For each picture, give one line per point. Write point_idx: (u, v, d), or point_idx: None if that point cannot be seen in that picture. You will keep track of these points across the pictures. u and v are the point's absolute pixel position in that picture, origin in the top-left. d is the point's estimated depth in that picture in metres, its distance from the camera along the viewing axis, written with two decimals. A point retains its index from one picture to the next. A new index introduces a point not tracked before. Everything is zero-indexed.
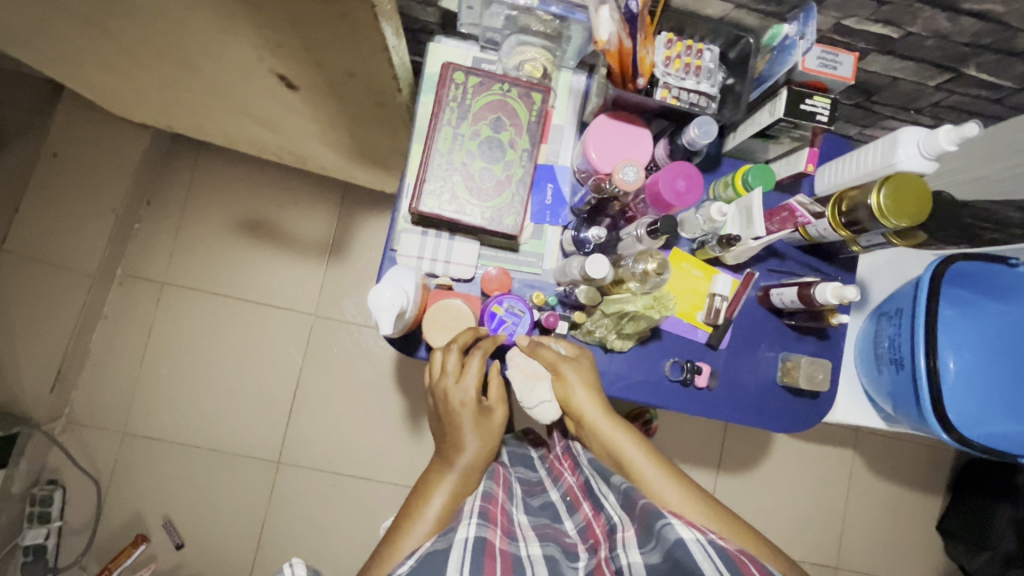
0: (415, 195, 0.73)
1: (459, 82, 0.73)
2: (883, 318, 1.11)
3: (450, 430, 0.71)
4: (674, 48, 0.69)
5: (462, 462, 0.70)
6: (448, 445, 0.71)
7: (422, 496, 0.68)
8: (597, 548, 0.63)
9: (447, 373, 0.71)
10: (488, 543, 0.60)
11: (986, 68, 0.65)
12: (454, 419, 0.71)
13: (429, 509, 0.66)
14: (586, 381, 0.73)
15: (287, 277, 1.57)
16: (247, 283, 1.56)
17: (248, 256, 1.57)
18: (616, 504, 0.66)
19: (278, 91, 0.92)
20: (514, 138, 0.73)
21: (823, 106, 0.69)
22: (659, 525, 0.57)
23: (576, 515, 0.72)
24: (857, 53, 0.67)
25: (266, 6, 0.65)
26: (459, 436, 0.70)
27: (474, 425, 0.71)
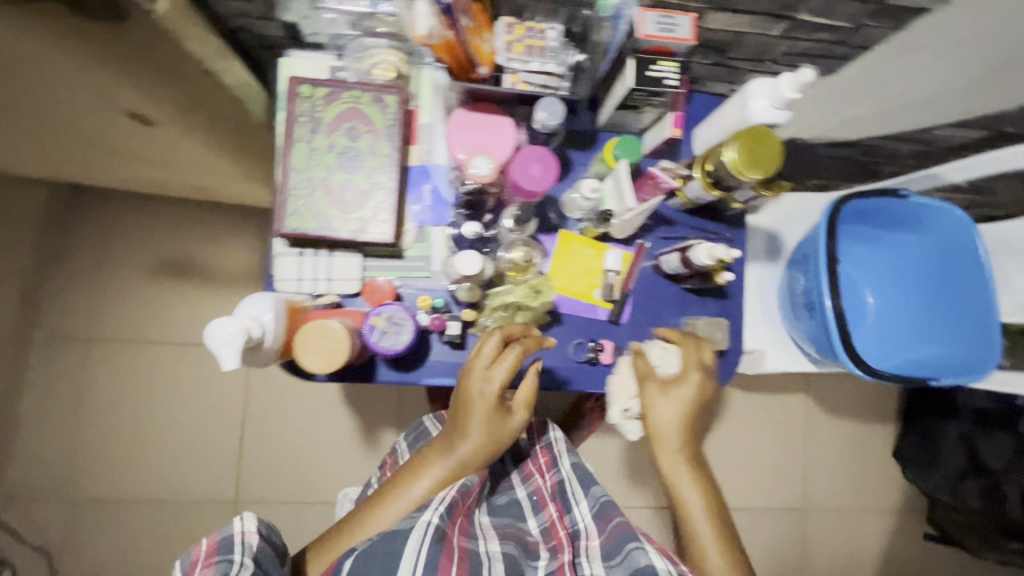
0: (278, 218, 0.70)
1: (307, 96, 0.71)
2: (795, 266, 1.13)
3: (462, 414, 0.71)
4: (514, 31, 0.67)
5: (460, 454, 0.71)
6: (455, 430, 0.72)
7: (413, 468, 0.72)
8: (559, 552, 0.72)
9: (479, 365, 0.70)
10: (448, 536, 0.63)
11: (816, 12, 0.66)
12: (467, 410, 0.70)
13: (415, 487, 0.71)
14: (676, 404, 0.77)
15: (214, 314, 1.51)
16: (173, 325, 1.50)
17: (170, 298, 1.50)
18: (586, 511, 0.77)
19: (138, 129, 0.88)
20: (372, 145, 0.71)
21: (672, 71, 0.69)
22: (631, 547, 0.67)
23: (540, 515, 0.80)
24: (693, 13, 0.66)
25: (71, 48, 0.61)
26: (467, 429, 0.70)
27: (486, 422, 0.70)
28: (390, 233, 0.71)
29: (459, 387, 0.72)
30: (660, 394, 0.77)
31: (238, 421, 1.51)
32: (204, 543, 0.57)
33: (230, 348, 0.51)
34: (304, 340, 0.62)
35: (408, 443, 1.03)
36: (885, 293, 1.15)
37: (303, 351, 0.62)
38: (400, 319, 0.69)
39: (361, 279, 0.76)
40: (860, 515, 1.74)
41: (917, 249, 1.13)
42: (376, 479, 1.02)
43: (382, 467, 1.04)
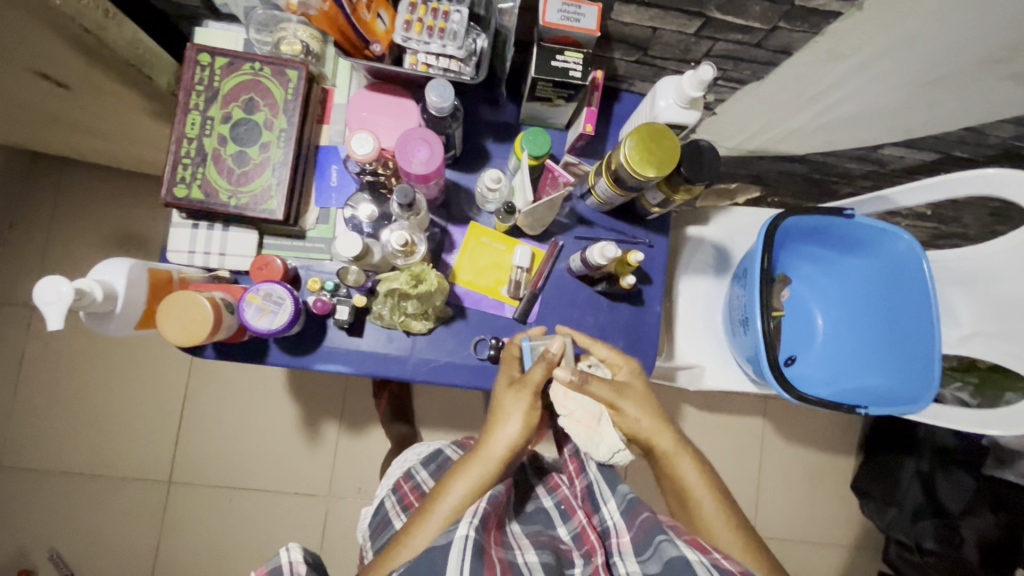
0: (166, 185, 0.68)
1: (205, 65, 0.69)
2: (735, 280, 1.09)
3: (492, 413, 0.71)
4: (416, 10, 0.64)
5: (488, 446, 0.69)
6: (485, 429, 0.71)
7: (446, 480, 0.70)
8: (593, 554, 0.65)
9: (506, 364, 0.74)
10: (486, 549, 0.59)
11: (725, 10, 0.64)
12: (493, 406, 0.72)
13: (449, 495, 0.68)
14: (644, 409, 0.73)
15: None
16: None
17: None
18: (615, 510, 0.70)
19: (62, 93, 0.87)
20: (270, 119, 0.70)
21: (576, 61, 0.67)
22: (659, 539, 0.62)
23: (569, 522, 0.73)
24: (599, 4, 0.64)
25: None
26: (497, 420, 0.70)
27: (512, 410, 0.70)
28: (280, 210, 0.69)
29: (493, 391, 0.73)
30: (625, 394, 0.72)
31: (178, 400, 1.50)
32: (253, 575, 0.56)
33: (56, 307, 0.50)
34: (166, 308, 0.60)
35: (431, 474, 0.90)
36: (836, 318, 1.14)
37: (163, 320, 0.60)
38: (277, 297, 0.67)
39: (255, 255, 0.74)
40: (815, 547, 1.69)
41: (870, 274, 1.09)
42: (402, 513, 0.87)
43: (401, 499, 0.89)
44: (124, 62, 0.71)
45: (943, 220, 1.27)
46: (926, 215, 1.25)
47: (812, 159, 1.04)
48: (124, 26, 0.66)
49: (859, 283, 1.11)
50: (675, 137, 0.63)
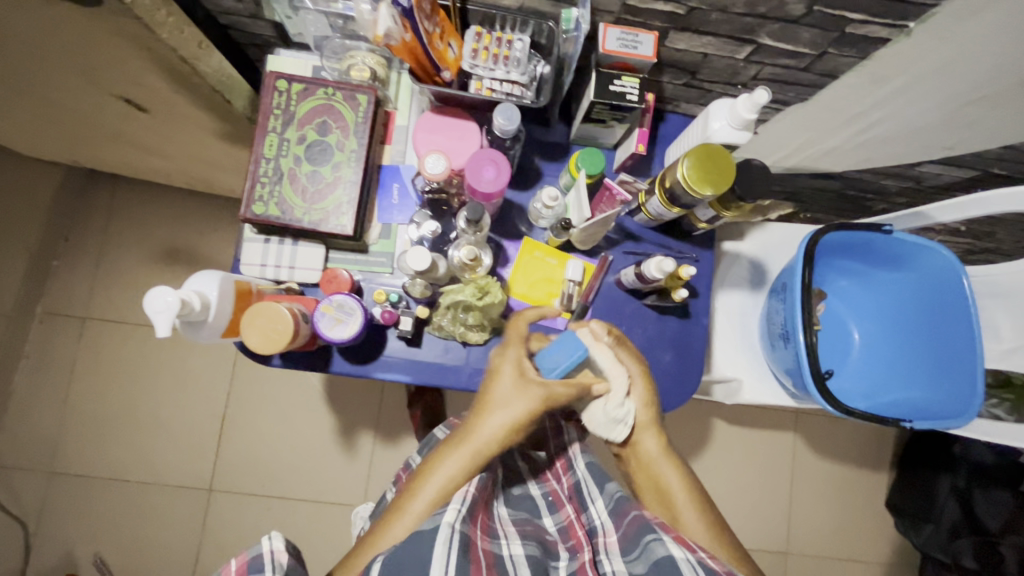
0: (244, 202, 0.73)
1: (282, 90, 0.74)
2: (773, 295, 1.11)
3: (486, 399, 0.69)
4: (482, 40, 0.69)
5: (475, 433, 0.67)
6: (471, 412, 0.69)
7: (428, 465, 0.68)
8: (579, 551, 0.70)
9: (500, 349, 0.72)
10: (472, 543, 0.62)
11: (776, 37, 0.67)
12: (487, 390, 0.69)
13: (432, 481, 0.66)
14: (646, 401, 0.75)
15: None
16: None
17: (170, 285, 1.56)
18: (603, 509, 0.74)
19: (138, 117, 0.93)
20: (341, 140, 0.74)
21: (632, 86, 0.71)
22: (649, 540, 0.64)
23: (557, 514, 0.78)
24: (655, 32, 0.68)
25: (62, 41, 0.65)
26: (490, 408, 0.68)
27: (502, 398, 0.68)
28: (350, 226, 0.73)
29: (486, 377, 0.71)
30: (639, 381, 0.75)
31: (220, 409, 1.54)
32: (234, 563, 0.55)
33: (164, 316, 0.54)
34: (250, 317, 0.64)
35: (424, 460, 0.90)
36: (872, 329, 1.14)
37: (248, 328, 0.64)
38: (349, 308, 0.71)
39: (322, 269, 0.78)
40: (848, 565, 1.66)
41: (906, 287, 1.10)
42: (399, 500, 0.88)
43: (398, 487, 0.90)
44: (206, 90, 0.75)
45: (977, 236, 1.28)
46: (960, 231, 1.26)
47: (849, 176, 1.06)
48: (210, 58, 0.71)
49: (895, 295, 1.12)
50: (731, 155, 0.66)
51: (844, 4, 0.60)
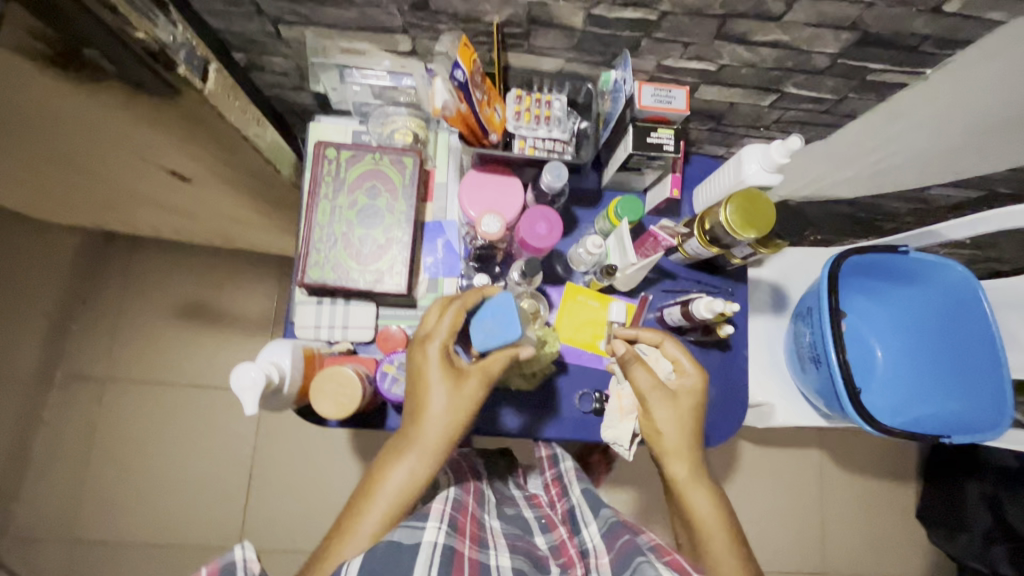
0: (301, 268, 0.75)
1: (332, 158, 0.77)
2: (799, 319, 1.14)
3: (415, 392, 0.67)
4: (523, 102, 0.74)
5: (420, 442, 0.65)
6: (410, 417, 0.67)
7: (373, 478, 0.65)
8: (569, 567, 0.67)
9: (421, 339, 0.68)
10: (454, 553, 0.61)
11: (800, 86, 0.71)
12: (422, 391, 0.66)
13: (378, 500, 0.63)
14: (672, 420, 0.72)
15: (237, 357, 1.57)
16: (195, 368, 1.55)
17: (194, 342, 1.57)
18: (596, 533, 0.72)
19: (179, 184, 0.95)
20: (390, 203, 0.77)
21: (669, 137, 0.73)
22: (637, 561, 0.60)
23: (548, 534, 0.77)
24: (687, 86, 0.72)
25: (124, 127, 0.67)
26: (419, 405, 0.66)
27: (442, 392, 0.66)
28: (405, 284, 0.76)
29: (411, 363, 0.69)
30: (664, 397, 0.72)
31: (246, 464, 1.52)
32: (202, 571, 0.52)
33: (252, 392, 0.55)
34: (319, 383, 0.65)
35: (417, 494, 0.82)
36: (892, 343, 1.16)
37: (318, 397, 0.65)
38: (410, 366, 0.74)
39: (375, 327, 0.80)
40: None
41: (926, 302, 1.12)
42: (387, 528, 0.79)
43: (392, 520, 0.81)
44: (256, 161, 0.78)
45: (983, 247, 1.32)
46: (966, 244, 1.30)
47: (860, 200, 1.11)
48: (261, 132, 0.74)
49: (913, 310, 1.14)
50: (768, 197, 0.70)
51: (865, 57, 0.64)
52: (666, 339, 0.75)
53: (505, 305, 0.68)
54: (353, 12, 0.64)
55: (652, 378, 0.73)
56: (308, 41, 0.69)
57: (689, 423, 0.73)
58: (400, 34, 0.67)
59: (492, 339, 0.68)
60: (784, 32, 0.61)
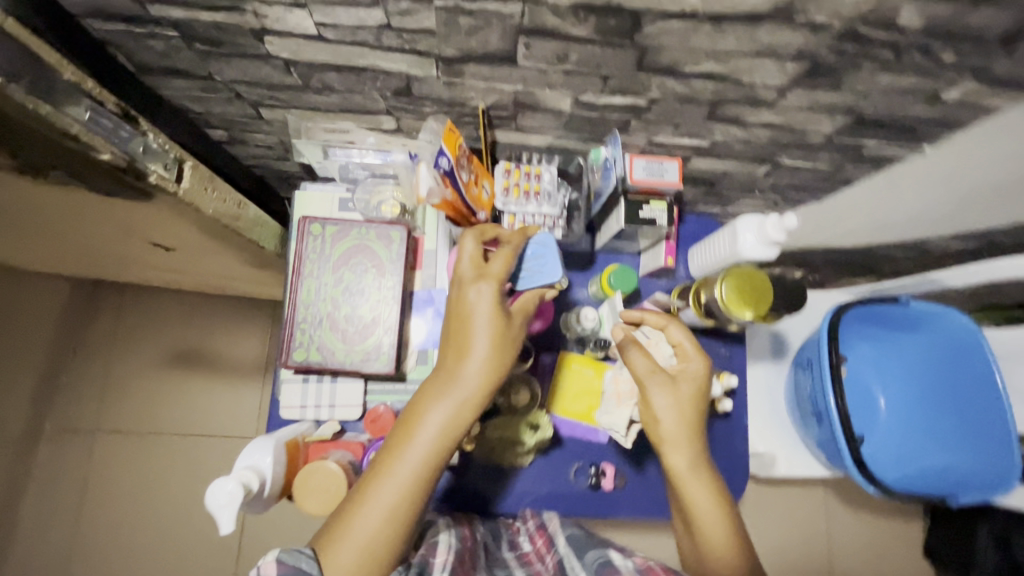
0: (286, 349, 0.74)
1: (317, 234, 0.75)
2: (799, 369, 1.12)
3: (457, 331, 0.62)
4: (512, 176, 0.72)
5: (462, 384, 0.60)
6: (449, 358, 0.62)
7: (410, 419, 0.59)
8: None
9: (461, 280, 0.63)
10: None
11: (795, 158, 0.69)
12: (464, 332, 0.61)
13: (419, 440, 0.58)
14: (678, 412, 0.68)
15: (228, 404, 1.53)
16: (188, 415, 1.52)
17: (184, 390, 1.53)
18: None
19: (162, 250, 0.93)
20: (377, 279, 0.75)
21: (661, 211, 0.72)
22: None
23: None
24: (679, 158, 0.70)
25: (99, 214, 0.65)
26: (462, 346, 0.61)
27: (489, 335, 0.61)
28: (393, 364, 0.74)
29: (451, 303, 0.64)
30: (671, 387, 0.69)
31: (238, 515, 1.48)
32: None
33: (229, 508, 0.53)
34: (303, 482, 0.63)
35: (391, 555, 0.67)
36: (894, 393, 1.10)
37: (303, 496, 0.63)
38: None
39: (363, 405, 0.78)
40: None
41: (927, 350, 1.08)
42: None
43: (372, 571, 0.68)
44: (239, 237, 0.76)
45: None
46: None
47: (859, 249, 1.09)
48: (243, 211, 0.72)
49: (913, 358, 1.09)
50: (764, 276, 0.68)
51: (861, 135, 0.62)
52: (670, 323, 0.71)
53: (542, 251, 0.68)
54: (335, 98, 0.62)
55: (651, 363, 0.70)
56: (290, 120, 0.68)
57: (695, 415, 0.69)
58: (384, 116, 0.65)
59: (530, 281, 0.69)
60: (777, 114, 0.59)
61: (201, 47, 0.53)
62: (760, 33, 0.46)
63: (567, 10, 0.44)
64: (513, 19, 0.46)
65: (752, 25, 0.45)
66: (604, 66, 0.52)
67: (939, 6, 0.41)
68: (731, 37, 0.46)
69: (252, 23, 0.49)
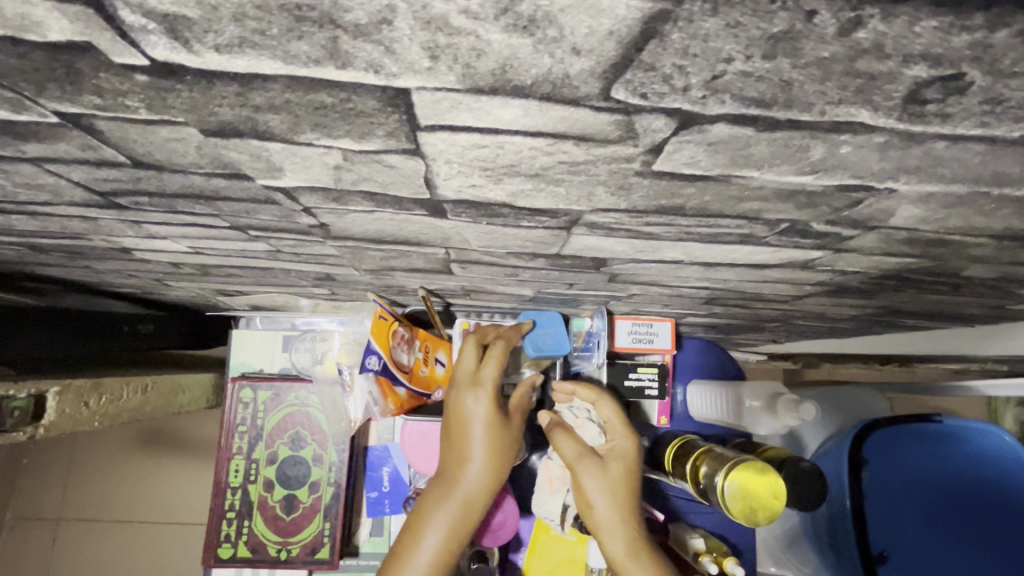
0: (209, 542, 0.63)
1: (247, 401, 0.65)
2: None
3: (447, 426, 0.47)
4: None
5: (465, 488, 0.44)
6: (446, 461, 0.46)
7: (406, 530, 0.45)
8: None
9: (457, 383, 0.47)
10: None
11: (813, 322, 0.57)
12: (461, 433, 0.45)
13: (421, 556, 0.43)
14: (613, 489, 0.47)
15: (158, 487, 1.02)
16: (144, 500, 1.02)
17: (61, 488, 1.01)
18: None
19: None
20: (317, 451, 0.65)
21: (650, 376, 0.61)
22: None
23: None
24: (672, 319, 0.59)
25: None
26: (452, 442, 0.46)
27: (488, 430, 0.45)
28: (336, 555, 0.63)
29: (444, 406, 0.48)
30: (594, 460, 0.49)
31: None
32: None
33: None
34: None
35: None
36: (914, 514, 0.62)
37: None
38: None
39: None
40: None
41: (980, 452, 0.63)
42: None
43: None
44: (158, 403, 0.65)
45: None
46: None
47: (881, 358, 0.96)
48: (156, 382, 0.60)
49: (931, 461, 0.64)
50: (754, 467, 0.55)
51: (896, 317, 0.50)
52: (599, 397, 0.52)
53: (555, 323, 0.56)
54: (247, 278, 0.50)
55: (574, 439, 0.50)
56: (204, 288, 0.56)
57: (633, 492, 0.48)
58: (312, 290, 0.54)
59: (544, 355, 0.55)
60: (792, 304, 0.47)
61: (59, 254, 0.42)
62: (768, 272, 0.34)
63: (506, 253, 0.33)
64: (438, 254, 0.34)
65: (759, 268, 0.33)
66: (567, 279, 0.40)
67: (1016, 269, 0.30)
68: (729, 272, 0.35)
69: (109, 244, 0.38)
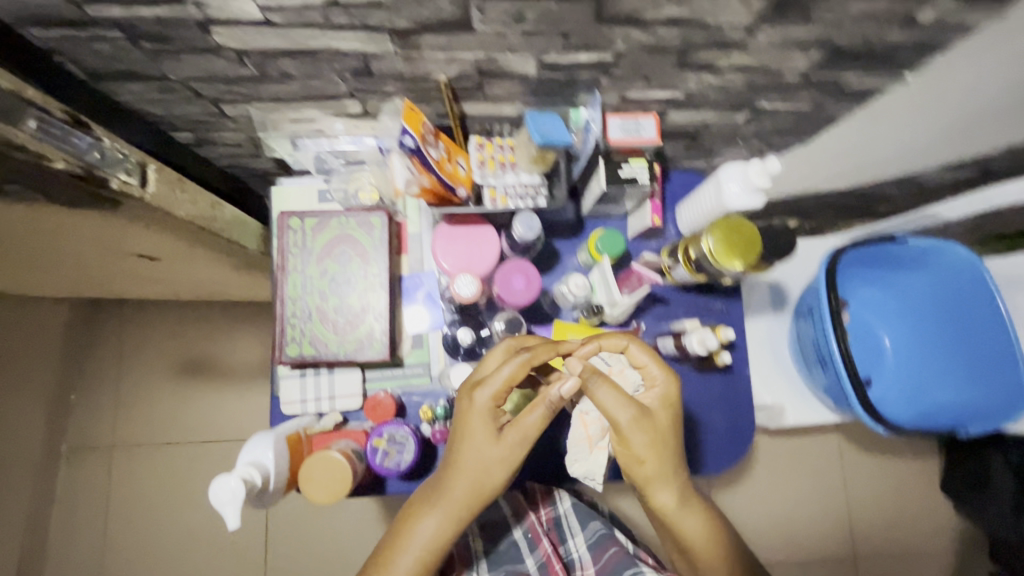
0: (278, 345, 0.74)
1: (296, 227, 0.74)
2: (801, 317, 0.94)
3: (457, 425, 0.62)
4: (486, 150, 0.70)
5: (463, 476, 0.60)
6: (454, 452, 0.62)
7: (410, 513, 0.62)
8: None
9: (470, 392, 0.61)
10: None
11: (774, 101, 0.67)
12: (465, 432, 0.60)
13: (419, 534, 0.60)
14: (649, 445, 0.61)
15: (199, 409, 1.14)
16: (187, 421, 1.14)
17: (112, 420, 1.14)
18: (582, 544, 0.76)
19: (149, 282, 0.92)
20: (362, 266, 0.75)
21: (642, 168, 0.70)
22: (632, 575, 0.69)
23: (537, 552, 0.73)
24: (655, 114, 0.68)
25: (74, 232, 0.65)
26: (460, 438, 0.61)
27: (485, 432, 0.60)
28: (386, 350, 0.74)
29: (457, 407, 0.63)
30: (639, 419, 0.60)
31: None
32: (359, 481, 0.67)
33: (232, 506, 0.55)
34: (308, 474, 0.63)
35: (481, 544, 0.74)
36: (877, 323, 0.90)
37: (309, 485, 0.63)
38: (400, 438, 0.73)
39: (363, 394, 0.77)
40: None
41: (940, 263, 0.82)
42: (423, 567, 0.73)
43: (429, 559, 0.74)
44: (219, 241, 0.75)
45: None
46: None
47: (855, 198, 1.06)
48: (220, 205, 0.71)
49: (902, 301, 0.88)
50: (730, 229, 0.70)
51: (836, 69, 0.60)
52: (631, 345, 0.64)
53: (554, 116, 0.65)
54: (295, 86, 0.60)
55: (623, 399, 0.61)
56: (255, 116, 0.66)
57: (666, 446, 0.62)
58: (349, 100, 0.64)
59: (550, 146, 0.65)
60: (749, 56, 0.57)
61: (150, 47, 0.52)
62: None
63: None
64: None
65: None
66: (563, 21, 0.50)
67: None
68: None
69: (197, 16, 0.48)
